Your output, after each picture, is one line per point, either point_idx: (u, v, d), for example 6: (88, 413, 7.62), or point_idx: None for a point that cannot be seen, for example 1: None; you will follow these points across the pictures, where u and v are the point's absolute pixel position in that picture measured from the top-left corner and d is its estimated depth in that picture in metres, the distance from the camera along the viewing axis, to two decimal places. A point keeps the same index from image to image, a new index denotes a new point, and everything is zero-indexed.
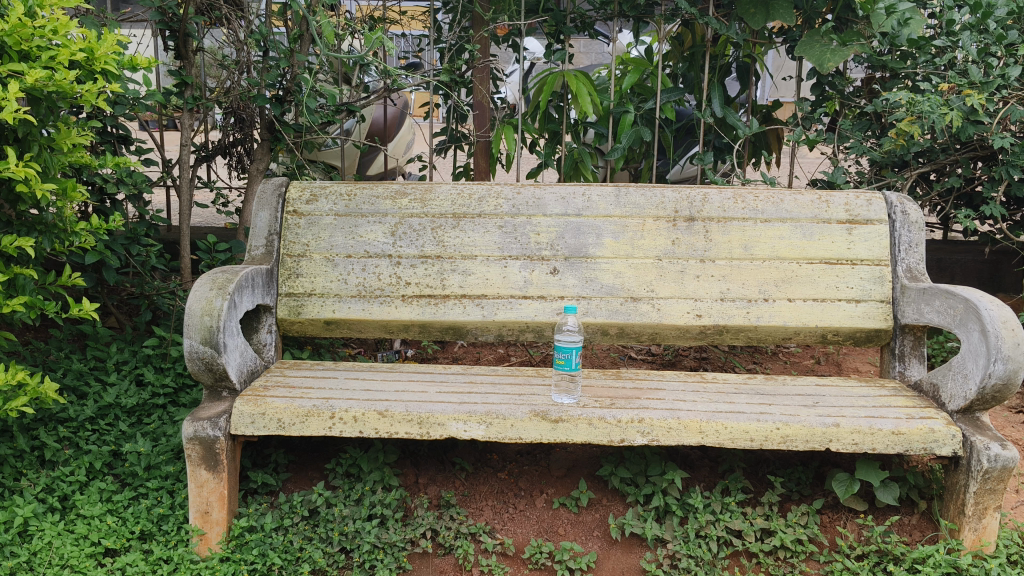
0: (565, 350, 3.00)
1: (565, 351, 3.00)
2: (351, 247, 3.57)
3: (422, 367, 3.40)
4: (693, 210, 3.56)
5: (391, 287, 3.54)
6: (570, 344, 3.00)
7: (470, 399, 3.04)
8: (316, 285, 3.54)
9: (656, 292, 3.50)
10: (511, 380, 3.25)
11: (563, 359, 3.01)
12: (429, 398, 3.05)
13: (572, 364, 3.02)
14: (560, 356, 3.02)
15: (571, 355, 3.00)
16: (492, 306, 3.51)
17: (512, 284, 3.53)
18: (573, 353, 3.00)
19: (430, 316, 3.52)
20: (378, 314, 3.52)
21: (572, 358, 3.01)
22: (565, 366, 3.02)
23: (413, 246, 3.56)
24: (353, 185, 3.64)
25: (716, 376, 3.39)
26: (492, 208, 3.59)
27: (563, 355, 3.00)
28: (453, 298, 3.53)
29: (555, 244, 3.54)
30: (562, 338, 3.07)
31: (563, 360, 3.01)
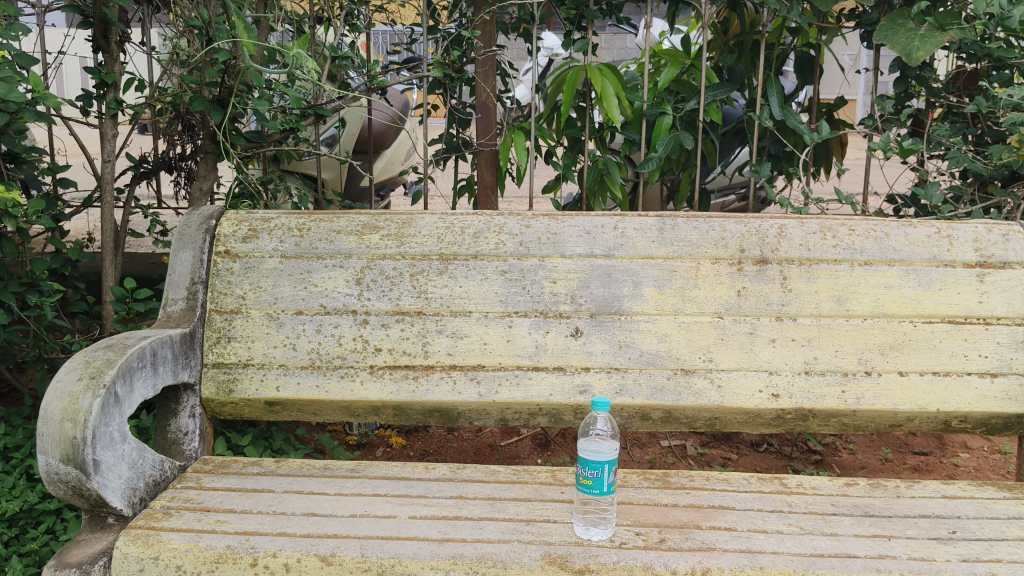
0: (597, 466, 2.06)
1: (597, 467, 2.06)
2: (302, 301, 2.65)
3: (395, 470, 2.48)
4: (766, 251, 2.61)
5: (355, 356, 2.62)
6: (605, 458, 2.06)
7: (457, 533, 2.13)
8: (255, 353, 2.64)
9: (716, 362, 2.56)
10: (517, 498, 2.32)
11: (593, 478, 2.07)
12: (399, 533, 2.13)
13: (604, 487, 2.07)
14: (586, 474, 2.07)
15: (606, 472, 2.06)
16: (492, 382, 2.58)
17: (519, 351, 2.59)
18: (608, 471, 2.06)
19: (407, 396, 2.59)
20: (337, 394, 2.60)
21: (606, 478, 2.07)
22: (595, 489, 2.08)
23: (383, 299, 2.64)
24: (306, 215, 2.73)
25: (802, 483, 2.47)
26: (492, 247, 2.65)
27: (592, 472, 2.07)
28: (439, 370, 2.60)
29: (576, 297, 2.60)
30: (590, 446, 2.12)
31: (591, 480, 2.07)
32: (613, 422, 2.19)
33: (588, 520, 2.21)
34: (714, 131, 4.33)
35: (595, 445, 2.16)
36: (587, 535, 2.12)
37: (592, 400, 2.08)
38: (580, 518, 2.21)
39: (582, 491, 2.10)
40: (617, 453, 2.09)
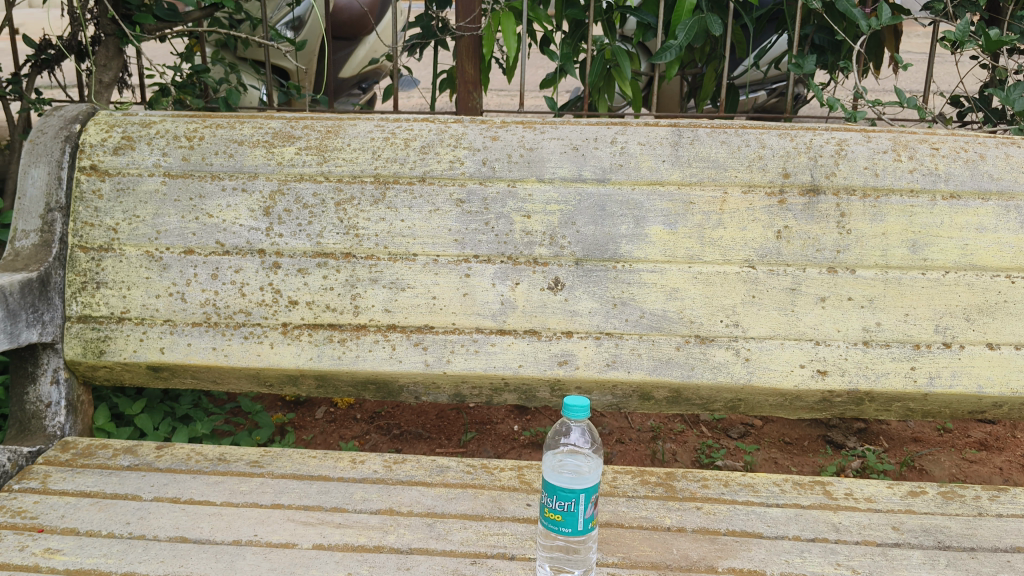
0: (570, 496, 1.42)
1: (570, 497, 1.42)
2: (192, 236, 1.99)
3: (311, 465, 1.88)
4: (818, 176, 1.91)
5: (263, 311, 1.98)
6: (581, 485, 1.42)
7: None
8: (132, 304, 2.01)
9: (743, 328, 1.90)
10: (463, 516, 1.71)
11: (564, 511, 1.43)
12: None
13: (578, 525, 1.43)
14: (555, 505, 1.44)
15: (582, 505, 1.43)
16: (441, 349, 1.94)
17: (479, 309, 1.94)
18: (585, 501, 1.42)
19: (330, 365, 1.96)
20: (239, 360, 1.97)
21: (583, 512, 1.43)
22: (566, 527, 1.44)
23: (299, 235, 1.97)
24: (199, 120, 2.05)
25: (852, 490, 1.84)
26: (444, 166, 1.96)
27: (563, 503, 1.43)
28: (373, 332, 1.96)
29: (556, 237, 1.93)
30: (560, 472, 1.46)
31: (561, 512, 1.43)
32: (594, 432, 1.55)
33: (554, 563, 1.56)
34: (746, 14, 3.54)
35: (569, 463, 1.51)
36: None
37: (564, 403, 1.42)
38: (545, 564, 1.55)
39: (549, 527, 1.46)
40: (599, 477, 1.44)
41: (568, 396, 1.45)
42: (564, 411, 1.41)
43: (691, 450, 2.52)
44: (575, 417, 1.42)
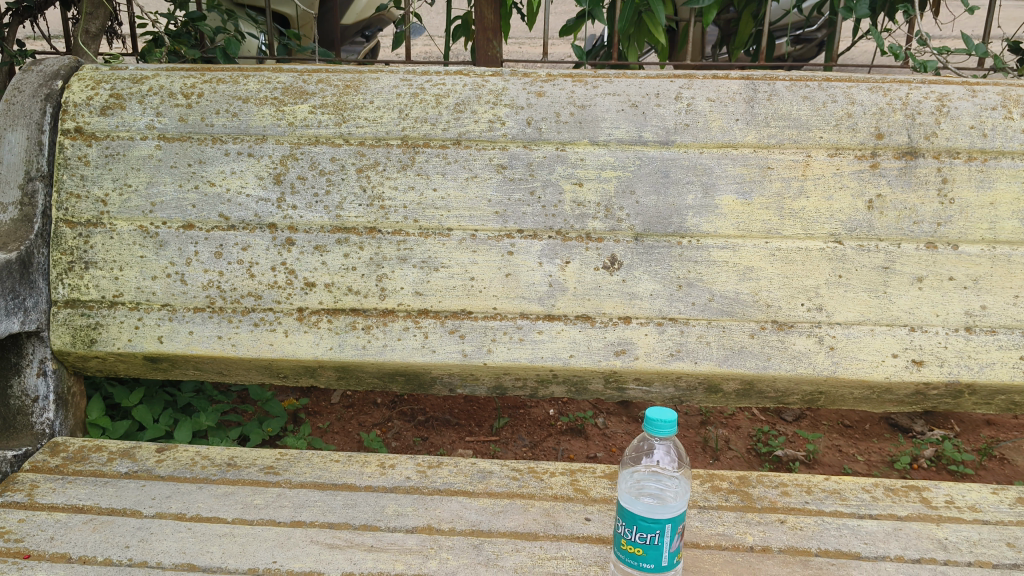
0: (655, 526, 1.19)
1: (656, 528, 1.19)
2: (192, 209, 1.74)
3: (334, 472, 1.65)
4: (916, 137, 1.65)
5: (275, 295, 1.73)
6: (668, 513, 1.19)
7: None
8: (125, 287, 1.76)
9: (828, 313, 1.65)
10: (513, 534, 1.48)
11: (646, 544, 1.20)
12: None
13: (662, 559, 1.21)
14: (636, 536, 1.21)
15: (668, 536, 1.20)
16: (480, 338, 1.71)
17: (523, 292, 1.70)
18: (672, 531, 1.20)
19: (353, 356, 1.72)
20: (250, 351, 1.73)
21: (668, 544, 1.20)
22: (648, 563, 1.21)
23: (315, 208, 1.72)
24: (198, 74, 1.78)
25: (953, 498, 1.62)
26: (482, 126, 1.70)
27: (647, 535, 1.20)
28: (402, 318, 1.72)
29: (612, 208, 1.68)
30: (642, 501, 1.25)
31: (643, 545, 1.20)
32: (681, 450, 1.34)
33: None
34: None
35: (650, 486, 1.30)
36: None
37: (648, 416, 1.19)
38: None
39: (627, 562, 1.23)
40: (685, 504, 1.21)
41: (652, 409, 1.22)
42: (648, 426, 1.18)
43: (746, 436, 2.27)
44: (662, 432, 1.19)
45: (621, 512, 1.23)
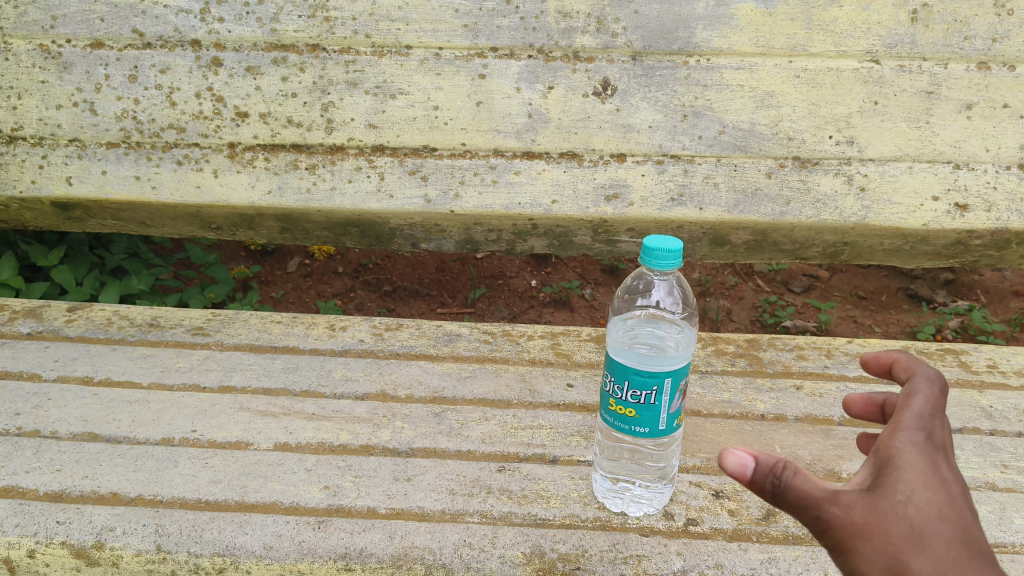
0: (651, 380, 0.94)
1: (654, 382, 0.94)
2: (100, 24, 1.41)
3: (274, 333, 1.41)
4: None
5: (201, 128, 1.46)
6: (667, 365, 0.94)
7: (359, 499, 1.05)
8: (25, 118, 1.46)
9: (860, 147, 1.41)
10: (481, 402, 1.25)
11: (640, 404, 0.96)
12: (243, 496, 1.06)
13: (659, 424, 0.97)
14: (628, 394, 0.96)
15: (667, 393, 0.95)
16: (444, 179, 1.44)
17: (498, 124, 1.43)
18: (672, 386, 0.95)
19: (295, 200, 1.46)
20: (173, 195, 1.48)
21: (666, 402, 0.96)
22: (642, 426, 0.97)
23: (246, 20, 1.40)
24: None
25: (994, 364, 1.40)
26: None
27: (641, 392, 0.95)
28: (353, 156, 1.45)
29: (605, 20, 1.37)
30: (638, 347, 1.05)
31: (637, 405, 0.96)
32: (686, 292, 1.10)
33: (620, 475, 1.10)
34: None
35: (645, 336, 1.08)
36: (621, 508, 1.04)
37: (646, 246, 0.91)
38: (607, 477, 1.09)
39: (617, 425, 0.99)
40: (690, 356, 0.97)
41: (651, 237, 0.93)
42: (646, 258, 0.90)
43: (750, 308, 2.04)
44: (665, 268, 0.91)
45: (609, 365, 0.98)
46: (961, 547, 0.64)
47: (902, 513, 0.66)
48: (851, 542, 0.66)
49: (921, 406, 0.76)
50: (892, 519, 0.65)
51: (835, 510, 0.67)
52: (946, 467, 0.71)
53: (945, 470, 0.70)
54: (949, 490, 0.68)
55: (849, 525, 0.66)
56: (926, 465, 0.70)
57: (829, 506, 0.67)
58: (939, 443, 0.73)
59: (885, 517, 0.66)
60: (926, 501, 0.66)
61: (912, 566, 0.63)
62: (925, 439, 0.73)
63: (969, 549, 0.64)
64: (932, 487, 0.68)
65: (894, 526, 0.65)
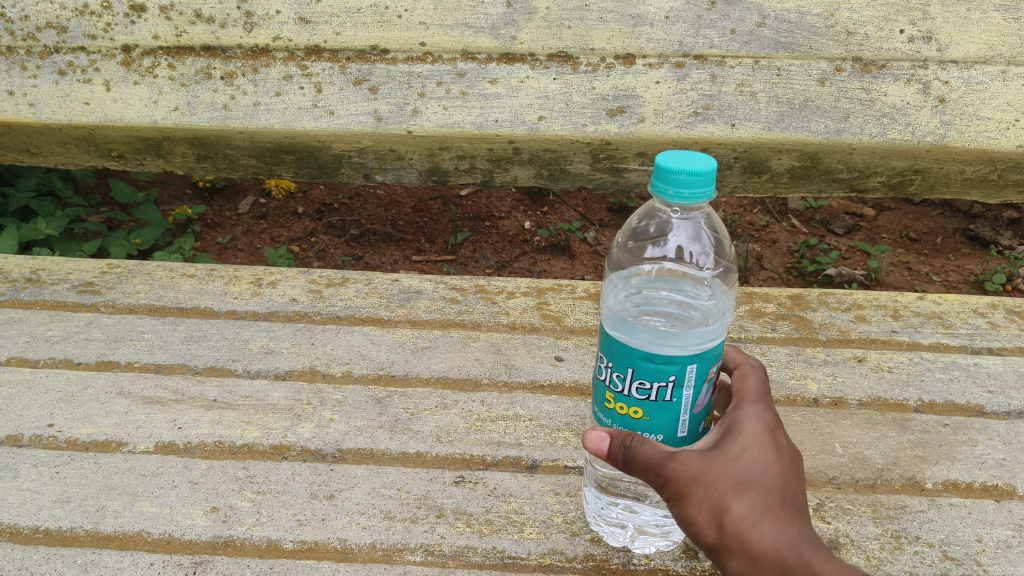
0: (667, 370, 0.62)
1: (669, 375, 0.62)
2: None
3: (182, 292, 1.10)
4: None
5: (87, 26, 1.12)
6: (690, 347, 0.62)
7: (258, 528, 0.75)
8: None
9: (941, 44, 1.07)
10: (441, 383, 0.95)
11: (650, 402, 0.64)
12: (100, 522, 0.76)
13: (677, 431, 0.66)
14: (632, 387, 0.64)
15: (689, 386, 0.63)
16: (399, 90, 1.12)
17: (467, 17, 1.10)
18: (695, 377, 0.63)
19: (208, 119, 1.14)
20: (55, 114, 1.14)
21: (688, 399, 0.64)
22: (652, 431, 0.66)
23: None
24: None
25: None
26: None
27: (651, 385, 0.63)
28: (282, 61, 1.12)
29: None
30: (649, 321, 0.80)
31: (645, 403, 0.64)
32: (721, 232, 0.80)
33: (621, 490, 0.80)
34: None
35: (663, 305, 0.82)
36: (624, 544, 0.74)
37: (660, 168, 0.60)
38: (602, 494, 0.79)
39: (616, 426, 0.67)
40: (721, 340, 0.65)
41: (666, 153, 0.62)
42: (660, 186, 0.60)
43: (783, 254, 1.72)
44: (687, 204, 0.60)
45: (603, 341, 0.66)
46: (779, 501, 0.61)
47: (732, 465, 0.62)
48: (686, 489, 0.61)
49: (752, 373, 0.71)
50: (723, 469, 0.61)
51: (675, 467, 0.61)
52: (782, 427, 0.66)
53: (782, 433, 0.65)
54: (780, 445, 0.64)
55: (686, 479, 0.61)
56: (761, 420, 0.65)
57: (669, 463, 0.61)
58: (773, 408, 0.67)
59: (716, 465, 0.61)
60: (758, 458, 0.62)
61: (732, 511, 0.60)
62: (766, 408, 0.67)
63: (784, 502, 0.62)
64: (766, 444, 0.64)
65: (723, 475, 0.61)
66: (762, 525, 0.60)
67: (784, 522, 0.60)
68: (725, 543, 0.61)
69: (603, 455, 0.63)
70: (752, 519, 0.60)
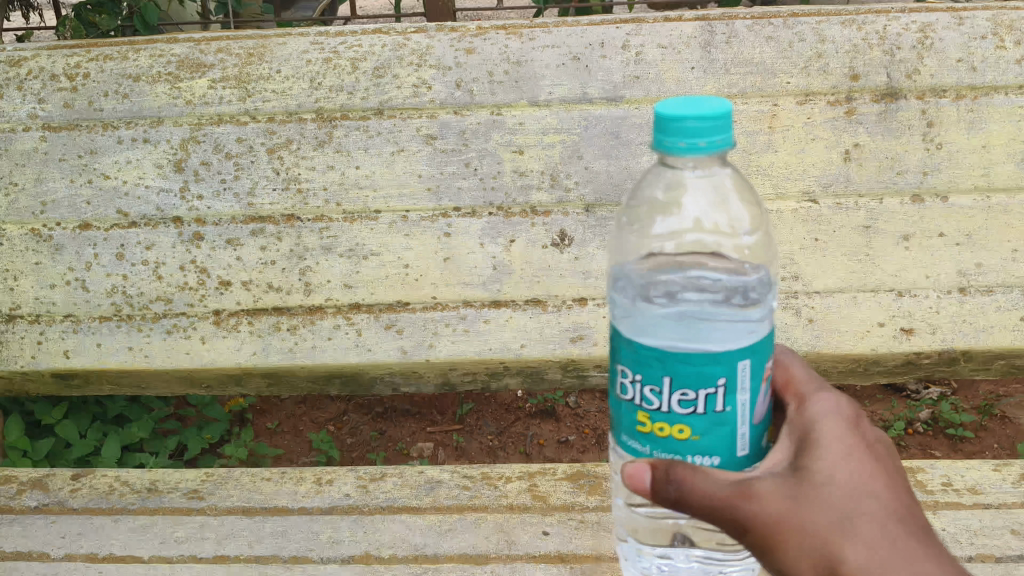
0: (716, 375, 0.84)
1: (720, 375, 0.84)
2: (87, 206, 1.53)
3: (265, 493, 1.48)
4: (897, 76, 1.44)
5: (187, 298, 1.54)
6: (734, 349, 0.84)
7: None
8: (22, 298, 1.54)
9: (805, 281, 1.48)
10: (462, 559, 1.32)
11: (700, 409, 0.86)
12: None
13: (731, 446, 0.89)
14: (678, 398, 0.85)
15: (736, 388, 0.86)
16: (420, 332, 1.53)
17: (466, 278, 1.52)
18: (744, 375, 0.85)
19: (279, 359, 1.54)
20: (165, 362, 1.54)
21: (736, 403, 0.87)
22: (702, 447, 0.88)
23: (224, 196, 1.52)
24: (82, 49, 1.55)
25: (950, 479, 1.44)
26: (407, 92, 1.51)
27: (697, 392, 0.85)
28: (332, 315, 1.54)
29: (558, 177, 1.50)
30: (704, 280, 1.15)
31: (694, 415, 0.86)
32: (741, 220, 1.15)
33: (651, 542, 1.28)
34: None
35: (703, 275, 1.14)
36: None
37: (673, 120, 0.84)
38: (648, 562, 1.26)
39: (658, 445, 0.89)
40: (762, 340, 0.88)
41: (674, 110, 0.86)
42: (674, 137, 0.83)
43: None
44: (698, 151, 0.85)
45: (630, 359, 0.88)
46: (884, 521, 0.86)
47: (840, 508, 0.85)
48: (797, 532, 0.85)
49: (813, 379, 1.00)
50: (832, 512, 0.85)
51: (770, 499, 0.85)
52: (860, 434, 0.92)
53: (864, 432, 0.92)
54: (871, 448, 0.91)
55: (793, 513, 0.85)
56: (844, 426, 0.92)
57: (762, 498, 0.84)
58: (850, 423, 0.93)
59: (822, 505, 0.85)
60: (851, 476, 0.87)
61: (851, 551, 0.84)
62: (838, 407, 0.95)
63: (887, 517, 0.86)
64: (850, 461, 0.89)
65: (834, 516, 0.85)
66: (890, 568, 0.84)
67: (902, 541, 0.85)
68: None
69: (689, 494, 0.85)
70: (880, 563, 0.84)
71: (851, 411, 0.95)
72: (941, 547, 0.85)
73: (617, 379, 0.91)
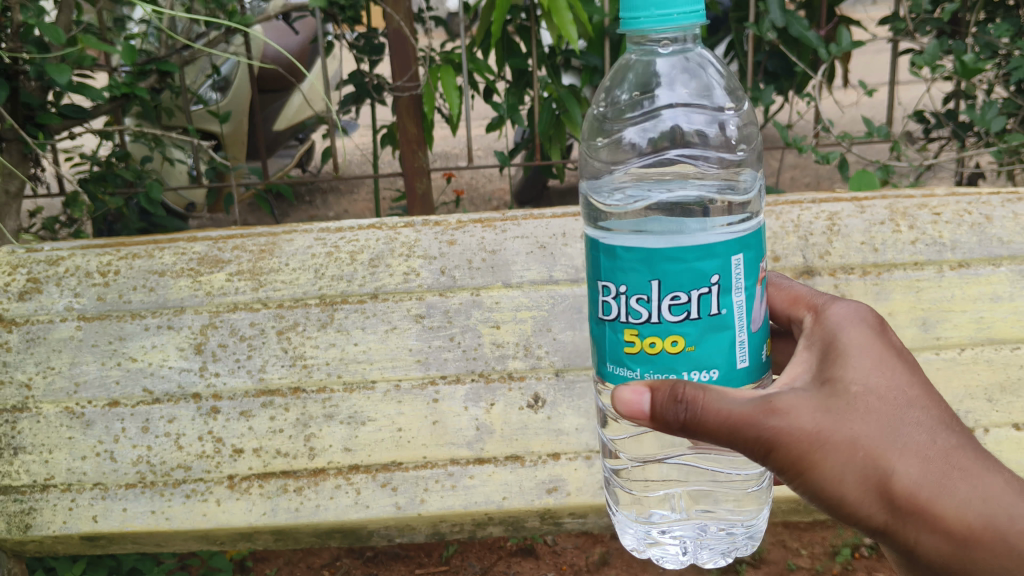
0: (707, 279, 1.02)
1: (712, 272, 1.02)
2: (116, 385, 1.74)
3: None
4: (811, 257, 1.75)
5: (204, 464, 1.69)
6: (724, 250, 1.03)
7: None
8: (55, 468, 1.71)
9: None
10: None
11: (693, 311, 1.03)
12: None
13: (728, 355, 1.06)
14: (670, 301, 1.03)
15: (729, 286, 1.04)
16: (412, 488, 1.67)
17: (453, 438, 1.70)
18: (735, 270, 1.04)
19: (286, 518, 1.65)
20: (184, 523, 1.65)
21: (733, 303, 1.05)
22: (698, 357, 1.05)
23: (238, 372, 1.75)
24: (112, 251, 1.88)
25: None
26: (399, 279, 1.83)
27: (688, 294, 1.02)
28: (333, 475, 1.69)
29: (531, 346, 1.76)
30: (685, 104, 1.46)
31: (692, 328, 1.04)
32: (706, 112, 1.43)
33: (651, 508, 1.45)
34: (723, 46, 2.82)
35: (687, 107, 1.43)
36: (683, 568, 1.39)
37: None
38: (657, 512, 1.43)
39: (658, 364, 1.05)
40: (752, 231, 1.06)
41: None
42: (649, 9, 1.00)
43: None
44: (672, 20, 1.01)
45: (619, 277, 1.05)
46: (929, 439, 1.08)
47: (896, 439, 1.06)
48: (848, 459, 1.04)
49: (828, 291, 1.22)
50: (891, 442, 1.05)
51: (813, 425, 1.03)
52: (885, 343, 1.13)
53: (889, 340, 1.14)
54: (895, 352, 1.12)
55: (846, 447, 1.04)
56: (869, 332, 1.14)
57: (793, 422, 1.02)
58: (872, 330, 1.14)
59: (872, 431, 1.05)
60: (894, 389, 1.08)
61: (907, 477, 1.06)
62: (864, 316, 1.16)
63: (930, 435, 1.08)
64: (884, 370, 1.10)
65: (889, 449, 1.06)
66: (939, 487, 1.07)
67: (947, 470, 1.08)
68: (911, 504, 1.07)
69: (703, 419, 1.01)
70: (929, 485, 1.06)
71: (869, 317, 1.16)
72: (972, 449, 1.10)
73: (600, 300, 1.09)
